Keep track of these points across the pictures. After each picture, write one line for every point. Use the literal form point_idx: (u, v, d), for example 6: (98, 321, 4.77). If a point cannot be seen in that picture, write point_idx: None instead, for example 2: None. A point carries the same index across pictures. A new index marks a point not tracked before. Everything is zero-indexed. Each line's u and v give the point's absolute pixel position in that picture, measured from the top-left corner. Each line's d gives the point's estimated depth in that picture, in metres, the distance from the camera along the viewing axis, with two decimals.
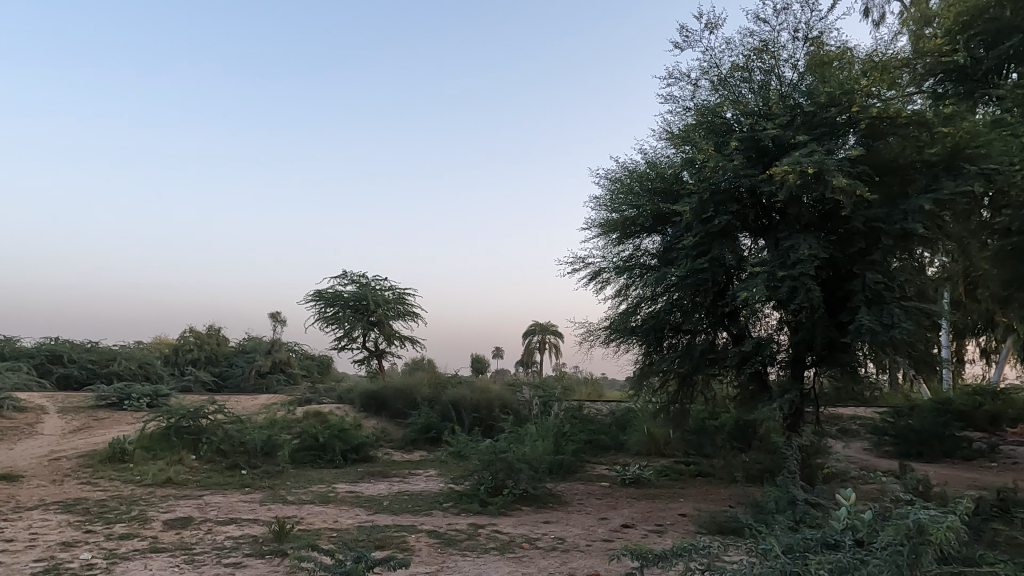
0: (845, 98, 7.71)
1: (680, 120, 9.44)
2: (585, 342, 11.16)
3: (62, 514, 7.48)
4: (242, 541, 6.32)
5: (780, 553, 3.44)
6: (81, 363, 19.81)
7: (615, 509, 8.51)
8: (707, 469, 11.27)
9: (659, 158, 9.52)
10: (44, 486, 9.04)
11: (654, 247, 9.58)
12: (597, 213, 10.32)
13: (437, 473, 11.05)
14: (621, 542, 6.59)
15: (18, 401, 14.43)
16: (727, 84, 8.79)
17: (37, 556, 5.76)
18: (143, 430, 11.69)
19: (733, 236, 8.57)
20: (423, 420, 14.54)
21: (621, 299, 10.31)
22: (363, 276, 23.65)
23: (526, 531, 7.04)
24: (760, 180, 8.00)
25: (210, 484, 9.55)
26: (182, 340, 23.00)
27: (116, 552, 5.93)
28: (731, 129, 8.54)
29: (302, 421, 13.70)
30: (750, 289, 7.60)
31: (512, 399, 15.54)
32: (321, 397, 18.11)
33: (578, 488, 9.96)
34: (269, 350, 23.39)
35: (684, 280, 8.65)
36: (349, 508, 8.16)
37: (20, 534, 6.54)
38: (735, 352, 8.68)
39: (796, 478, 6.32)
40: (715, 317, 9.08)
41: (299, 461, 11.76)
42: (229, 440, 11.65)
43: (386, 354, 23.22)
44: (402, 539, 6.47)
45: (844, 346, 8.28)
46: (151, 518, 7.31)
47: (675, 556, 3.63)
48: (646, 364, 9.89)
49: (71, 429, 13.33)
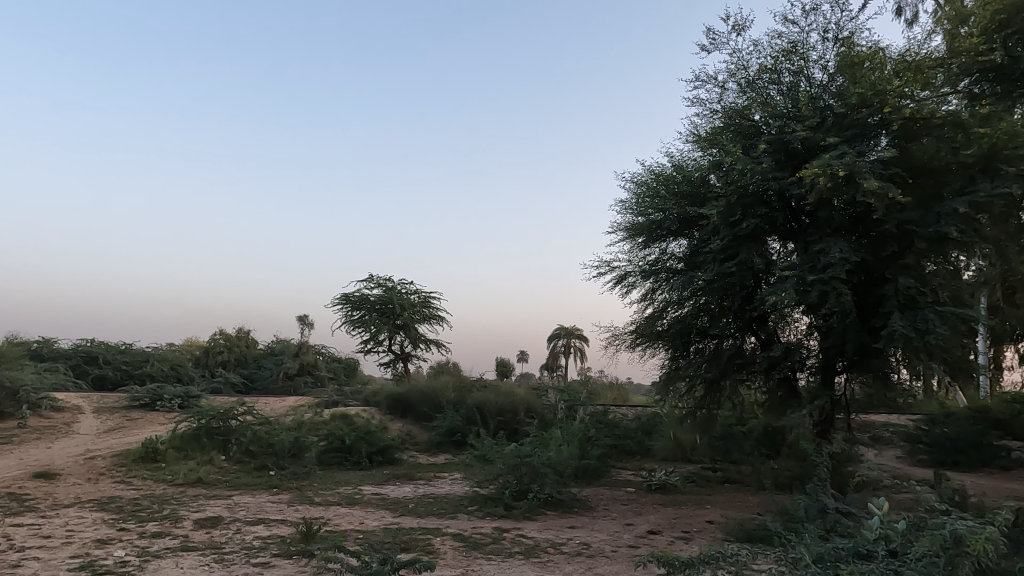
0: (876, 99, 7.58)
1: (707, 123, 9.36)
2: (611, 345, 11.11)
3: (97, 512, 7.64)
4: (270, 542, 6.39)
5: (810, 562, 3.40)
6: (116, 365, 20.32)
7: (641, 515, 8.44)
8: (735, 476, 11.12)
9: (685, 160, 9.45)
10: (80, 484, 9.27)
11: (681, 251, 9.54)
12: (622, 217, 10.28)
13: (462, 477, 11.02)
14: (647, 549, 6.52)
15: (55, 401, 14.83)
16: (754, 87, 8.71)
17: (73, 553, 5.89)
18: (174, 430, 11.90)
19: (762, 239, 8.45)
20: (447, 423, 14.57)
21: (647, 303, 10.27)
22: (389, 280, 23.81)
23: (551, 536, 7.02)
24: (789, 183, 7.88)
25: (239, 485, 9.67)
26: (212, 343, 23.50)
27: (149, 550, 6.04)
28: (759, 131, 8.46)
29: (329, 422, 13.87)
30: (778, 293, 7.50)
31: (537, 403, 15.54)
32: (347, 399, 18.31)
33: (604, 494, 9.91)
34: (297, 353, 23.70)
35: (711, 284, 8.54)
36: (375, 510, 8.22)
37: (57, 531, 6.71)
38: (763, 357, 8.58)
39: (826, 486, 6.21)
40: (743, 322, 8.94)
41: (327, 463, 11.87)
42: (257, 442, 11.79)
43: (412, 357, 23.35)
44: (428, 542, 6.49)
45: (875, 352, 8.13)
46: (182, 517, 7.44)
47: (702, 563, 3.63)
48: (672, 369, 9.88)
49: (106, 430, 13.65)
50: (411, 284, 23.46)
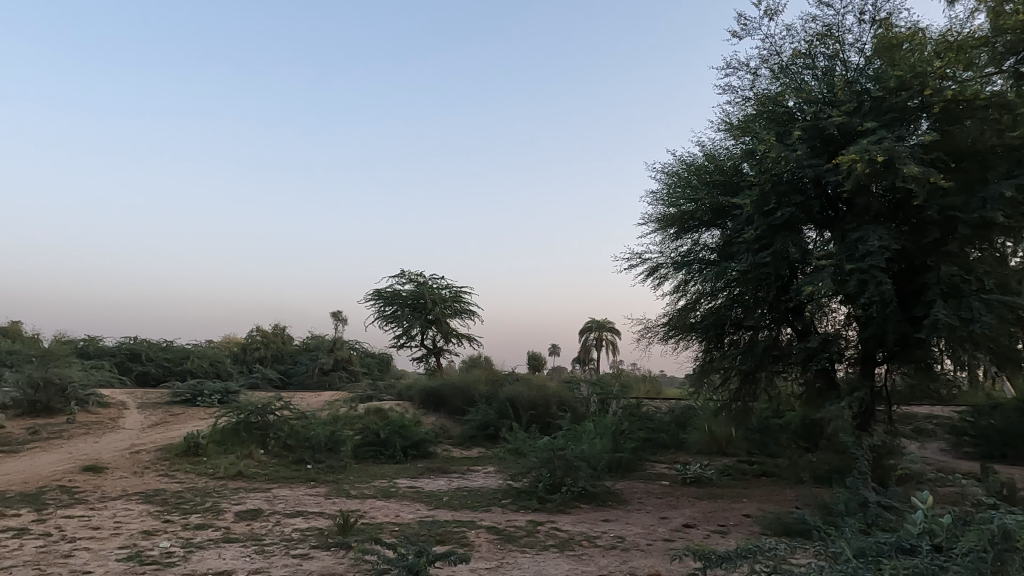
0: (916, 82, 7.35)
1: (739, 111, 9.20)
2: (643, 338, 11.04)
3: (142, 504, 7.88)
4: (308, 534, 6.51)
5: (851, 557, 3.33)
6: (158, 362, 20.90)
7: (676, 508, 8.38)
8: (772, 469, 10.95)
9: (717, 150, 9.32)
10: (127, 478, 9.57)
11: (714, 242, 9.42)
12: (653, 208, 10.19)
13: (496, 470, 11.07)
14: (682, 542, 6.47)
15: (102, 397, 15.33)
16: (788, 72, 8.53)
17: (121, 544, 6.09)
18: (215, 425, 12.18)
19: (798, 228, 8.26)
20: (480, 417, 14.65)
21: (680, 295, 10.19)
22: (420, 276, 24.00)
23: (585, 529, 7.02)
24: (825, 170, 7.70)
25: (277, 478, 9.87)
26: (249, 339, 23.99)
27: (192, 541, 6.20)
28: (794, 118, 8.29)
29: (363, 417, 14.07)
30: (815, 283, 7.35)
31: (569, 396, 15.52)
32: (381, 394, 18.54)
33: (638, 487, 9.86)
34: (331, 348, 24.07)
35: (745, 274, 8.41)
36: (410, 503, 8.31)
37: (105, 522, 6.94)
38: (800, 349, 8.38)
39: (867, 479, 6.08)
40: (778, 313, 8.77)
41: (362, 457, 12.04)
42: (294, 436, 12.01)
43: (444, 352, 23.52)
44: (462, 535, 6.54)
45: (918, 342, 7.91)
46: (224, 510, 7.63)
47: (739, 557, 3.58)
48: (706, 361, 9.78)
49: (150, 425, 14.06)
50: (442, 279, 23.61)
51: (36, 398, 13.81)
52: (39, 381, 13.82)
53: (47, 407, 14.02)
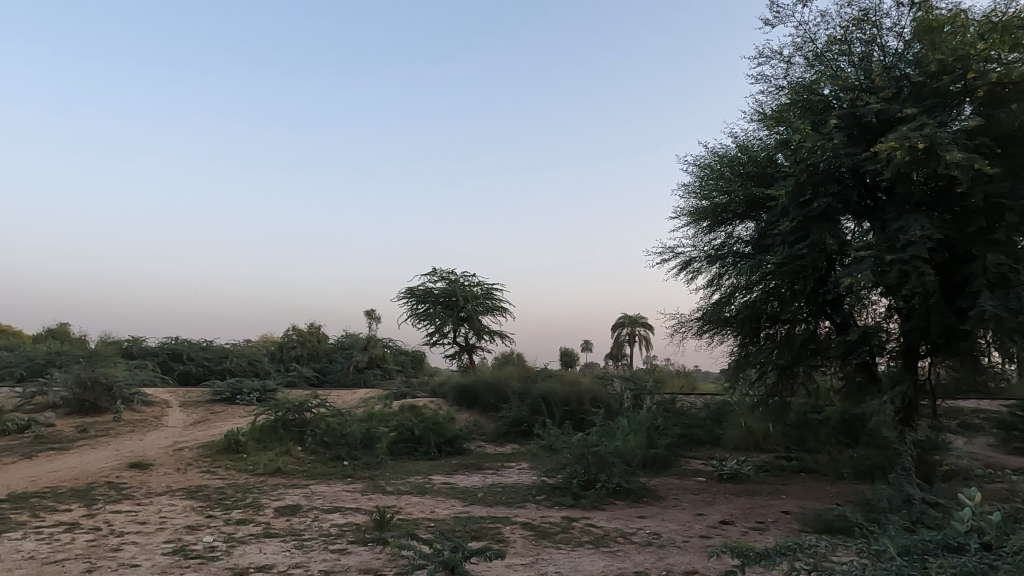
0: (959, 65, 7.10)
1: (773, 100, 9.02)
2: (677, 333, 10.92)
3: (186, 500, 8.10)
4: (346, 529, 6.61)
5: (895, 555, 3.25)
6: (198, 361, 21.43)
7: (712, 505, 8.28)
8: (811, 465, 10.74)
9: (751, 140, 9.15)
10: (171, 474, 9.84)
11: (748, 235, 9.27)
12: (685, 201, 10.07)
13: (529, 466, 11.09)
14: (720, 539, 6.38)
15: (146, 396, 15.79)
16: (823, 60, 8.33)
17: (166, 538, 6.27)
18: (254, 422, 12.43)
19: (835, 219, 8.08)
20: (513, 413, 14.68)
21: (714, 289, 10.06)
22: (452, 273, 24.12)
23: (620, 526, 6.98)
24: (863, 159, 7.50)
25: (315, 475, 10.04)
26: (286, 338, 24.44)
27: (234, 536, 6.35)
28: (830, 106, 8.09)
29: (398, 414, 14.21)
30: (853, 275, 7.17)
31: (602, 392, 15.45)
32: (415, 391, 18.71)
33: (673, 483, 9.77)
34: (365, 346, 24.37)
35: (781, 267, 8.25)
36: (445, 500, 8.37)
37: (151, 517, 7.15)
38: (839, 342, 8.20)
39: (911, 475, 5.92)
40: (816, 306, 8.59)
41: (397, 454, 12.18)
42: (331, 433, 12.19)
43: (477, 349, 23.61)
44: (498, 531, 6.56)
45: (963, 335, 7.67)
46: (264, 505, 7.79)
47: (778, 554, 3.53)
48: (742, 356, 9.63)
49: (192, 423, 14.42)
50: (473, 276, 23.68)
51: (84, 397, 14.28)
52: (87, 380, 14.30)
53: (95, 406, 14.49)
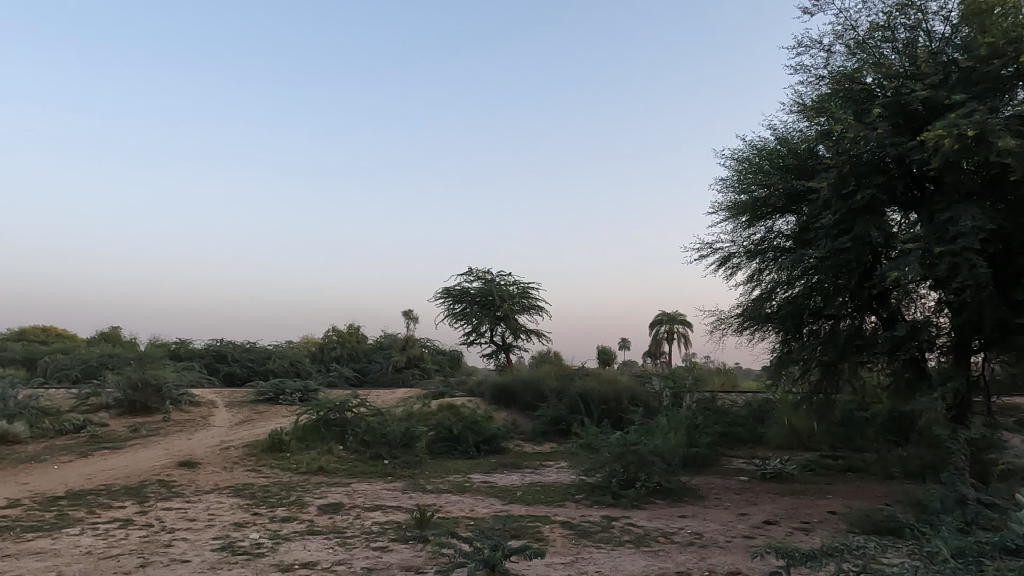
0: (1010, 48, 6.79)
1: (813, 91, 8.81)
2: (716, 330, 10.76)
3: (233, 498, 8.31)
4: (387, 527, 6.70)
5: (948, 557, 3.14)
6: (243, 362, 21.97)
7: (756, 505, 8.12)
8: (859, 464, 10.47)
9: (790, 132, 8.95)
10: (218, 472, 10.12)
11: (789, 228, 9.09)
12: (723, 196, 9.91)
13: (568, 465, 11.06)
14: (764, 539, 6.26)
15: (193, 396, 16.27)
16: (865, 47, 8.11)
17: (215, 535, 6.44)
18: (297, 422, 12.68)
19: (880, 211, 7.86)
20: (551, 412, 14.67)
21: (754, 285, 9.88)
22: (488, 273, 24.20)
23: (661, 525, 6.91)
24: (909, 148, 7.27)
25: (356, 473, 10.19)
26: (326, 339, 24.88)
27: (280, 533, 6.50)
28: (873, 95, 7.87)
29: (436, 413, 14.33)
30: (900, 268, 6.95)
31: (641, 390, 15.31)
32: (453, 390, 18.85)
33: (715, 483, 9.63)
34: (404, 346, 24.64)
35: (823, 261, 8.05)
36: (485, 498, 8.41)
37: (200, 514, 7.36)
38: (886, 338, 7.97)
39: (964, 475, 5.71)
40: (861, 300, 8.37)
41: (437, 452, 12.28)
42: (371, 432, 12.35)
43: (514, 348, 23.65)
44: (537, 529, 6.56)
45: (1019, 329, 7.36)
46: (307, 503, 7.94)
47: (825, 555, 3.45)
48: (784, 353, 9.43)
49: (238, 422, 14.79)
50: (509, 275, 23.72)
51: (135, 398, 14.78)
52: (137, 381, 14.81)
53: (145, 406, 14.98)
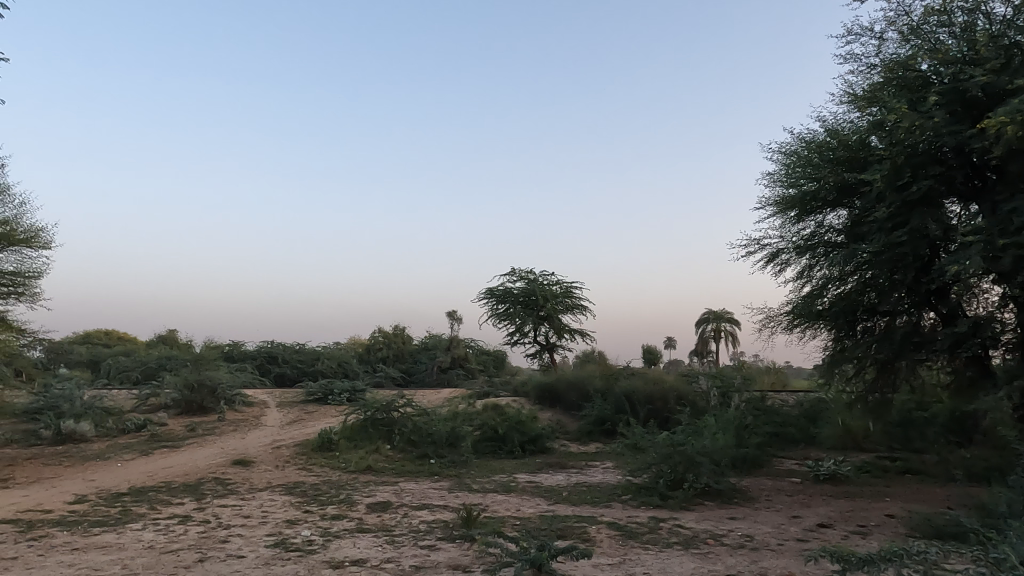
0: None
1: (864, 80, 8.54)
2: (765, 328, 10.53)
3: (285, 495, 8.53)
4: (434, 526, 6.77)
5: (1017, 564, 2.99)
6: (292, 363, 22.53)
7: (809, 507, 7.91)
8: (918, 466, 10.09)
9: (841, 123, 8.70)
10: (271, 471, 10.40)
11: (841, 223, 8.83)
12: (771, 191, 9.69)
13: (614, 465, 10.98)
14: (818, 543, 6.10)
15: (246, 397, 16.78)
16: (919, 33, 7.82)
17: (268, 531, 6.62)
18: (346, 422, 12.93)
19: (938, 203, 7.56)
20: (596, 412, 14.58)
21: (804, 281, 9.63)
22: (531, 273, 24.21)
23: (710, 527, 6.80)
24: (969, 136, 6.95)
25: (403, 472, 10.34)
26: (372, 340, 25.30)
27: (330, 531, 6.64)
28: (928, 82, 7.57)
29: (481, 413, 14.42)
30: (960, 262, 6.67)
31: (688, 390, 15.09)
32: (497, 390, 18.92)
33: (765, 484, 9.42)
34: (448, 347, 24.85)
35: (878, 256, 7.79)
36: (530, 498, 8.42)
37: (254, 511, 7.57)
38: (945, 334, 7.66)
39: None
40: (918, 296, 8.06)
41: (482, 452, 12.36)
42: (418, 432, 12.50)
43: (557, 348, 23.59)
44: (583, 530, 6.53)
45: None
46: (356, 502, 8.09)
47: (883, 560, 3.34)
48: (837, 351, 9.16)
49: (289, 422, 15.17)
50: (552, 275, 23.66)
51: (192, 398, 15.31)
52: (193, 382, 15.35)
53: (201, 407, 15.50)
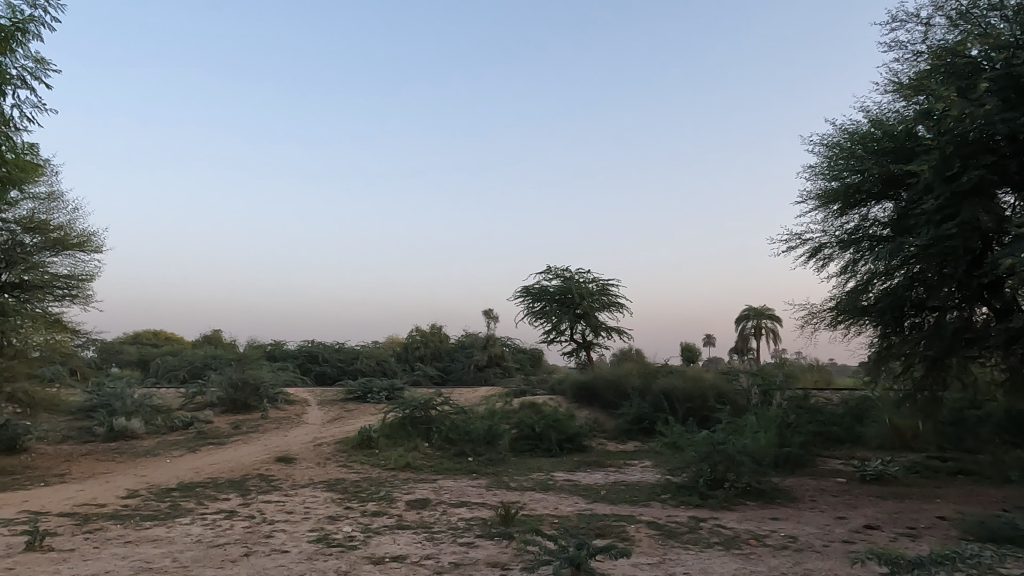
0: None
1: (910, 68, 8.27)
2: (807, 324, 10.30)
3: (327, 492, 8.69)
4: (473, 523, 6.80)
5: None
6: (332, 362, 22.92)
7: (855, 508, 7.70)
8: (971, 467, 9.73)
9: (886, 113, 8.45)
10: (313, 468, 10.60)
11: (886, 216, 8.58)
12: (813, 184, 9.46)
13: (653, 464, 10.88)
14: (865, 545, 5.94)
15: (288, 395, 17.13)
16: (969, 17, 7.54)
17: (311, 527, 6.75)
18: (385, 420, 13.09)
19: (990, 194, 7.26)
20: (634, 411, 14.46)
21: (848, 276, 9.39)
22: (567, 271, 24.13)
23: (752, 527, 6.68)
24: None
25: (442, 470, 10.42)
26: (410, 339, 25.57)
27: (371, 527, 6.73)
28: (979, 69, 7.28)
29: (518, 411, 14.44)
30: (1015, 255, 6.40)
31: (727, 388, 14.85)
32: (534, 388, 18.92)
33: (809, 484, 9.21)
34: (485, 345, 24.94)
35: (926, 249, 7.55)
36: (568, 497, 8.40)
37: (297, 507, 7.73)
38: (999, 330, 7.38)
39: None
40: (970, 291, 7.78)
41: (519, 451, 12.37)
42: (455, 430, 12.58)
43: (594, 346, 23.48)
44: (622, 529, 6.48)
45: None
46: (396, 499, 8.18)
47: (935, 563, 3.24)
48: (883, 348, 8.90)
49: (329, 420, 15.45)
50: (588, 273, 23.55)
51: (236, 396, 15.70)
52: (237, 381, 15.74)
53: (245, 405, 15.88)
